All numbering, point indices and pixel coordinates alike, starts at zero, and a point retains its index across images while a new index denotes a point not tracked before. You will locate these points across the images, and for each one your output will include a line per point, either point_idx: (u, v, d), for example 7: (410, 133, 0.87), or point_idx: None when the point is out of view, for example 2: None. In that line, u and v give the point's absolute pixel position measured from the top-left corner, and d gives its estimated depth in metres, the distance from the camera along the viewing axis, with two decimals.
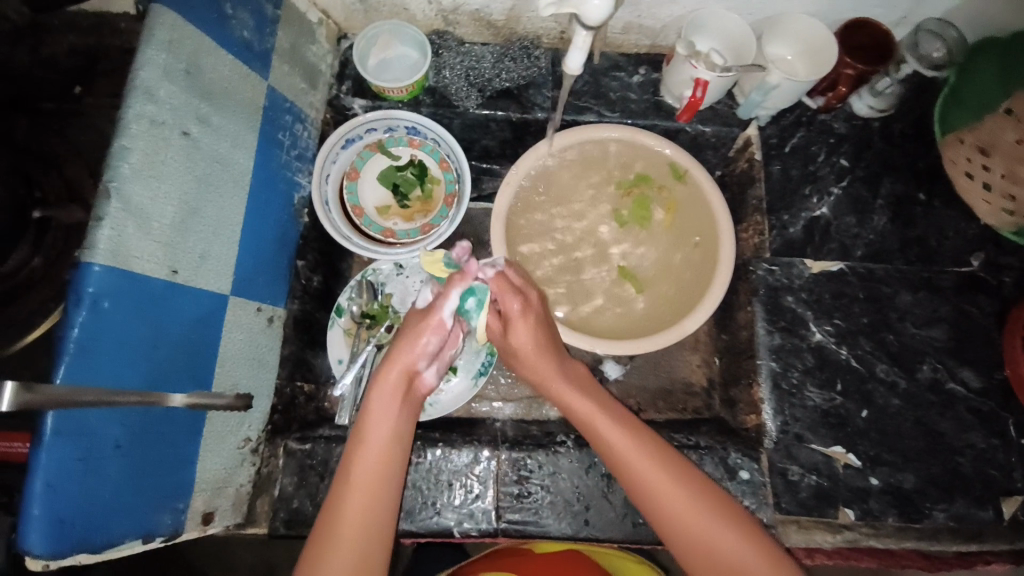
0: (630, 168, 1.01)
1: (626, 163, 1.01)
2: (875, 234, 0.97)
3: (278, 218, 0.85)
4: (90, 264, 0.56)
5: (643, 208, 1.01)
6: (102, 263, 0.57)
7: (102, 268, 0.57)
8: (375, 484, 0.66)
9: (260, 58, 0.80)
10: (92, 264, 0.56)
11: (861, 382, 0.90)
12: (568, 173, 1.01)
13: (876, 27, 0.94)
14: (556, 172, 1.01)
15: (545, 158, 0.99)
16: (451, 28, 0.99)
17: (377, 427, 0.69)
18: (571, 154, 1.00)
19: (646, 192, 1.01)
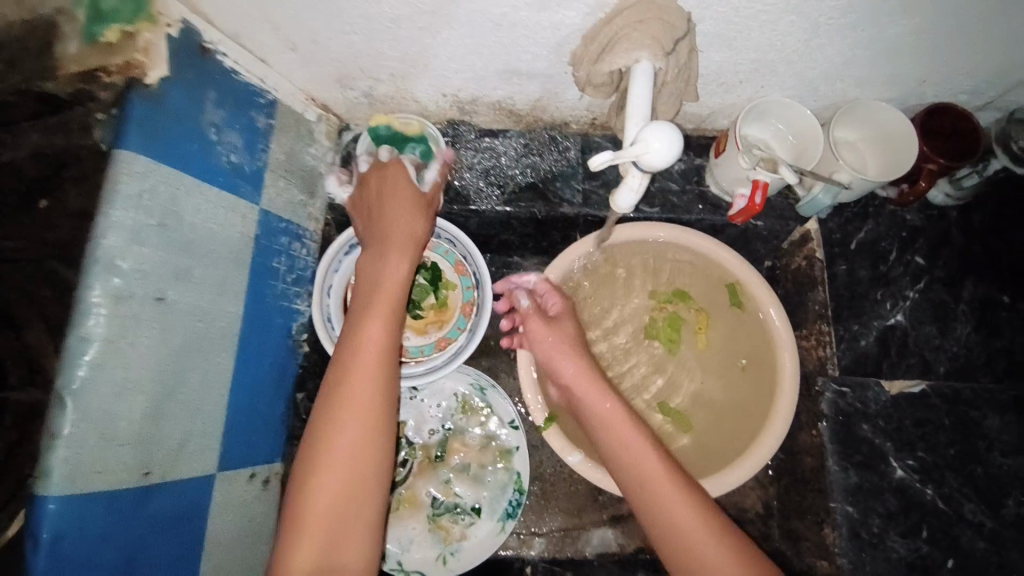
0: (668, 282, 0.92)
1: (670, 274, 0.91)
2: (959, 346, 0.85)
3: (273, 360, 0.74)
4: (46, 501, 0.47)
5: (674, 328, 0.91)
6: (58, 496, 0.48)
7: (59, 503, 0.47)
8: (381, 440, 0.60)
9: (251, 180, 0.70)
10: (47, 501, 0.47)
11: (949, 527, 0.78)
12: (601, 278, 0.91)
13: (960, 114, 0.80)
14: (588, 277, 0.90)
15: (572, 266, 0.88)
16: (467, 117, 0.86)
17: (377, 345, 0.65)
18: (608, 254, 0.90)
19: (680, 310, 0.92)
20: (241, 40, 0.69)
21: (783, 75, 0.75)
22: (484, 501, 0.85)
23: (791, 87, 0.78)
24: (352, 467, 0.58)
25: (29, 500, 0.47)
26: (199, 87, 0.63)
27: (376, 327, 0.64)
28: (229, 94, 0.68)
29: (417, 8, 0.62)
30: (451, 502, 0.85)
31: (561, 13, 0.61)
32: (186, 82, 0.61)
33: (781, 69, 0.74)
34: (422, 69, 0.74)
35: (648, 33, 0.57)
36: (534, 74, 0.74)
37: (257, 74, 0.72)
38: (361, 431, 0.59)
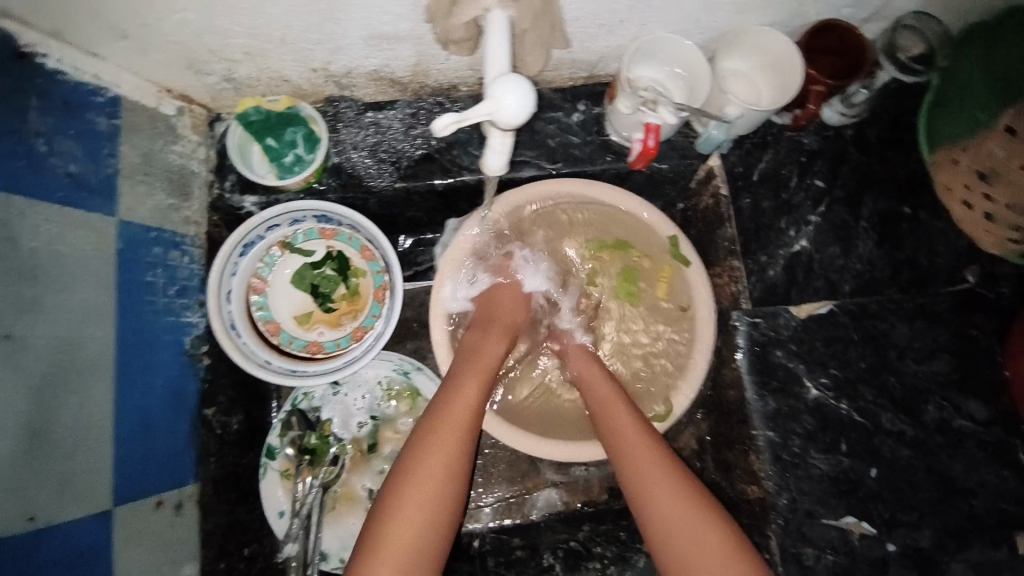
0: (604, 234, 0.90)
1: (602, 231, 0.90)
2: (862, 262, 0.87)
3: (165, 379, 0.70)
4: None
5: (629, 282, 0.90)
6: None
7: None
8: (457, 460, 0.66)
9: (101, 191, 0.64)
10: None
11: (867, 438, 0.82)
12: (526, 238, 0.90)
13: (846, 30, 0.77)
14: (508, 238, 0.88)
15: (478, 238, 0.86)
16: (347, 92, 0.79)
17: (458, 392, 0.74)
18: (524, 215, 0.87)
19: (628, 263, 0.90)
20: (65, 37, 0.61)
21: (663, 11, 0.72)
22: None
23: (673, 21, 0.75)
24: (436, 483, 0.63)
25: None
26: (17, 95, 0.57)
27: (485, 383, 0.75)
28: (56, 97, 0.61)
29: None
30: None
31: None
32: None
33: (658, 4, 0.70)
34: (278, 44, 0.68)
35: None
36: (402, 36, 0.68)
37: (88, 71, 0.64)
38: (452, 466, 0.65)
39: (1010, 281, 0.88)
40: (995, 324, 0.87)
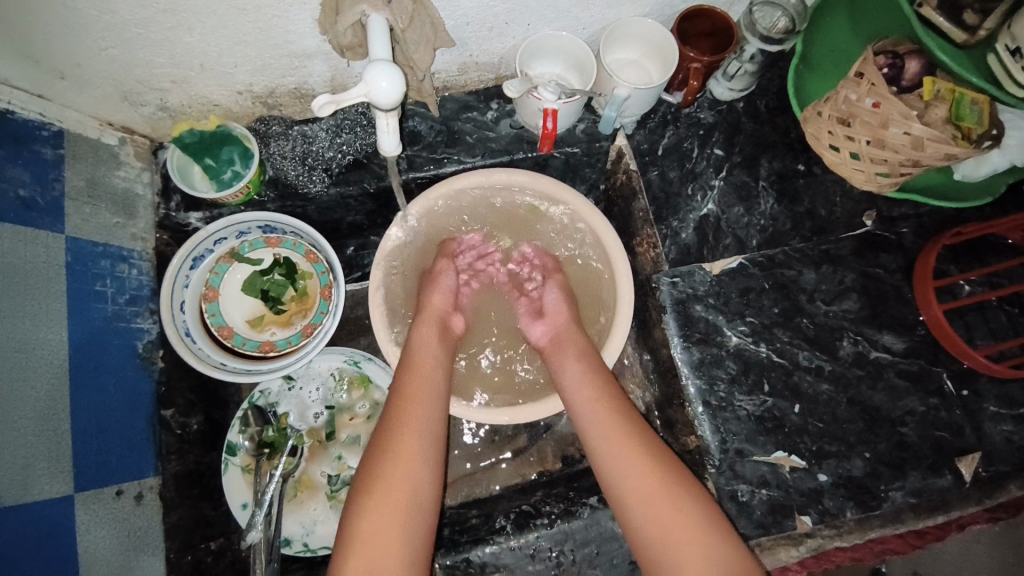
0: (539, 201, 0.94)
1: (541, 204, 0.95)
2: (766, 218, 0.94)
3: (121, 378, 0.76)
4: None
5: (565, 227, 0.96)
6: None
7: None
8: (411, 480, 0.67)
9: (47, 212, 0.71)
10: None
11: (787, 376, 0.87)
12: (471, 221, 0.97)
13: (714, 11, 0.87)
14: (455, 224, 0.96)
15: (407, 240, 0.93)
16: (275, 110, 0.88)
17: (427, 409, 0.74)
18: (465, 199, 0.94)
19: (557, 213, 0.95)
20: (10, 81, 0.69)
21: (543, 11, 0.82)
22: None
23: (554, 19, 0.85)
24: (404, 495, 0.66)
25: None
26: None
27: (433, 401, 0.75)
28: (4, 132, 0.68)
29: (155, 9, 0.65)
30: (347, 475, 0.89)
31: None
32: None
33: (534, 4, 0.80)
34: (201, 70, 0.77)
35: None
36: (310, 53, 0.77)
37: (36, 109, 0.73)
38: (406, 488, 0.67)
39: (909, 221, 0.94)
40: (899, 262, 0.93)
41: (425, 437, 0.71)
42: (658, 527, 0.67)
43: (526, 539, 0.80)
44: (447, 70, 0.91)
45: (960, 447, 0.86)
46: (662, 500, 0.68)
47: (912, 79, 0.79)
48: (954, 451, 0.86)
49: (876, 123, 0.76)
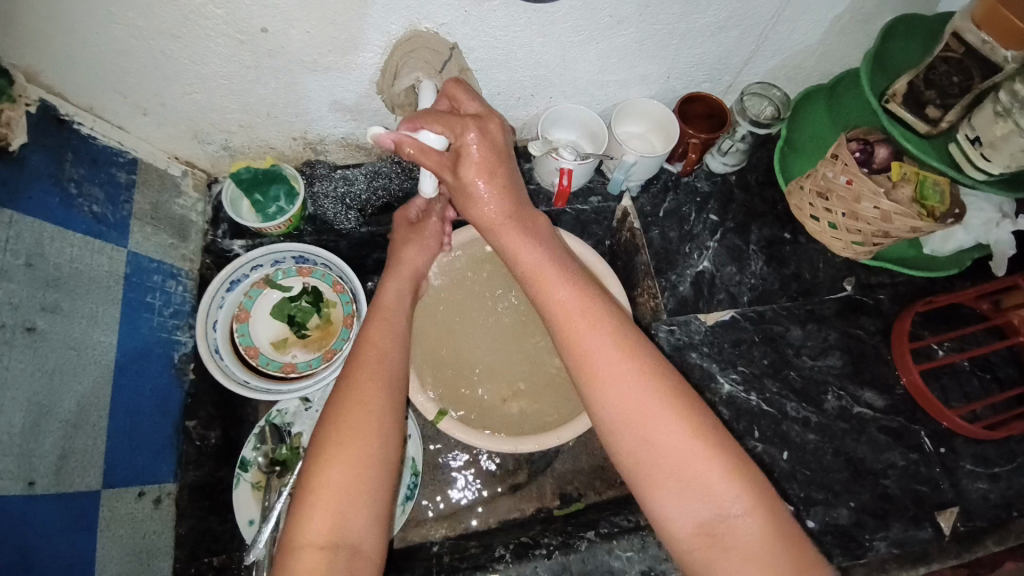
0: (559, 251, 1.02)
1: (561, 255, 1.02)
2: (756, 277, 1.04)
3: (155, 386, 0.81)
4: None
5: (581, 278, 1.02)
6: None
7: None
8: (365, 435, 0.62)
9: (116, 228, 0.79)
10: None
11: (776, 424, 0.93)
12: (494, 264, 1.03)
13: (711, 98, 1.01)
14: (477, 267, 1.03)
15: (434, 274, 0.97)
16: (322, 156, 1.00)
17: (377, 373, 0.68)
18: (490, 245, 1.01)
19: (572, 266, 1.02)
20: (96, 111, 0.79)
21: (564, 87, 0.95)
22: None
23: (573, 95, 0.98)
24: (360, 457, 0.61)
25: None
26: (56, 149, 0.73)
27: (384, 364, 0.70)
28: (86, 155, 0.77)
29: (240, 64, 0.76)
30: None
31: (362, 55, 0.77)
32: (46, 146, 0.71)
33: (557, 81, 0.93)
34: (266, 117, 0.88)
35: (421, 60, 0.77)
36: (362, 109, 0.89)
37: (115, 138, 0.82)
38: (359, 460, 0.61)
39: (886, 289, 1.04)
40: (878, 325, 1.01)
41: (382, 399, 0.66)
42: (643, 455, 0.61)
43: (524, 569, 0.81)
44: None
45: (939, 501, 0.90)
46: (656, 429, 0.60)
47: (882, 163, 0.91)
48: (934, 505, 0.90)
49: (850, 197, 0.88)
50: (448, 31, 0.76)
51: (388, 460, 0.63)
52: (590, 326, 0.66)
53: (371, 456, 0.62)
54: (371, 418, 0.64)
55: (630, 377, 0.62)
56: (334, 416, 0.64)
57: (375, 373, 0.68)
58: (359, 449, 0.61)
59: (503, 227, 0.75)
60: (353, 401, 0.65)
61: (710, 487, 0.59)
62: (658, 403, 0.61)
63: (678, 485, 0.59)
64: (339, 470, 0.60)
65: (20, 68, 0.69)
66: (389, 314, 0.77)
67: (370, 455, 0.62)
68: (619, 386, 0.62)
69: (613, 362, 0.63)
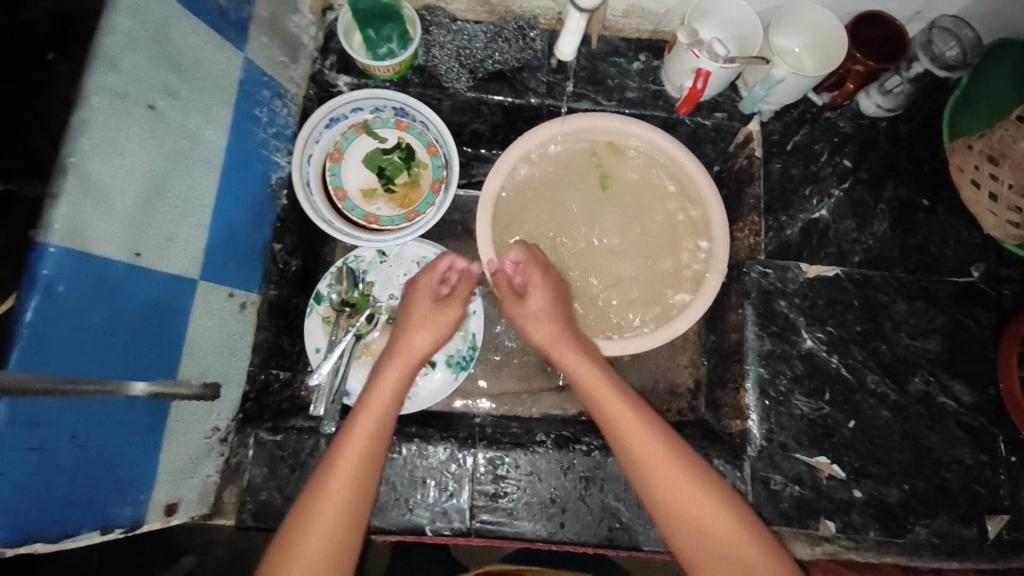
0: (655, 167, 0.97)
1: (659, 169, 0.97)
2: (875, 239, 0.94)
3: (253, 199, 0.82)
4: (47, 246, 0.52)
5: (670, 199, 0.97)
6: (59, 245, 0.53)
7: (59, 250, 0.53)
8: (344, 498, 0.67)
9: (237, 28, 0.76)
10: (48, 246, 0.52)
11: (850, 392, 0.88)
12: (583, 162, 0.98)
13: (888, 21, 0.89)
14: (568, 162, 0.98)
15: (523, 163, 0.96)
16: (443, 3, 0.93)
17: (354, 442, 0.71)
18: (585, 143, 0.97)
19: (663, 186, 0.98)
20: None
21: None
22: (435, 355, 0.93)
23: None
24: (328, 520, 0.66)
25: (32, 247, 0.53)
26: None
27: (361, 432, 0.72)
28: None
29: None
30: None
31: None
32: None
33: None
34: None
35: None
36: None
37: None
38: (330, 527, 0.66)
39: (1014, 284, 0.93)
40: (992, 320, 0.91)
41: (351, 479, 0.68)
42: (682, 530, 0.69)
43: (563, 456, 0.83)
44: (612, 10, 0.93)
45: (992, 505, 0.86)
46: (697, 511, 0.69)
47: None
48: (985, 508, 0.86)
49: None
50: None
51: (360, 507, 0.68)
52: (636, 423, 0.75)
53: (332, 522, 0.66)
54: (350, 477, 0.69)
55: (667, 461, 0.72)
56: (327, 473, 0.69)
57: (359, 437, 0.71)
58: (324, 520, 0.66)
59: (560, 344, 0.83)
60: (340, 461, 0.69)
61: (729, 543, 0.67)
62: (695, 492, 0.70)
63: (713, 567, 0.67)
64: (321, 524, 0.65)
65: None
66: (401, 364, 0.80)
67: (353, 502, 0.68)
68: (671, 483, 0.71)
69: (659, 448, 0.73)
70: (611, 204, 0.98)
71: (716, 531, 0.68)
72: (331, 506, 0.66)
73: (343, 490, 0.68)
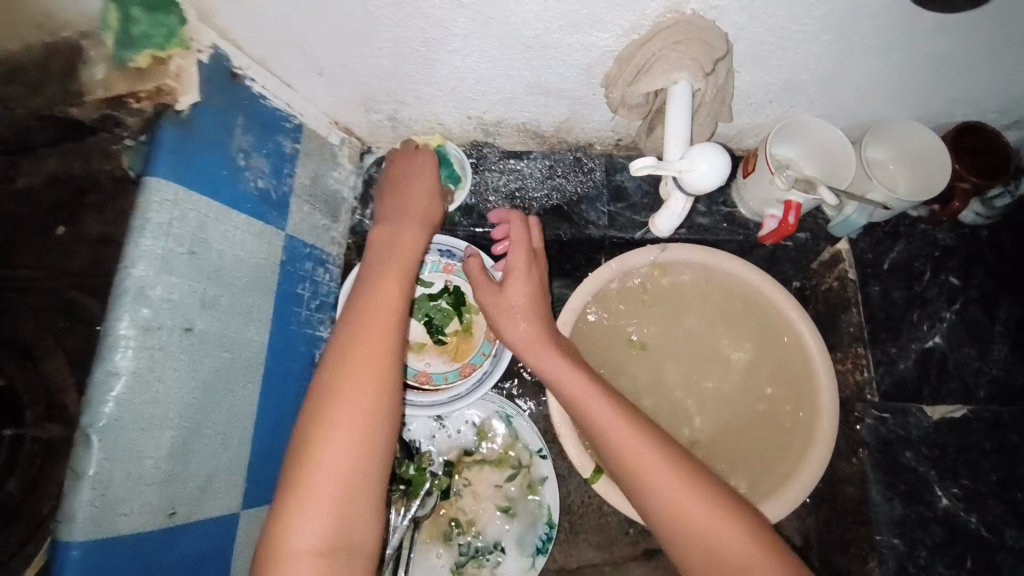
0: (732, 297, 0.85)
1: (739, 300, 0.85)
2: (1000, 368, 0.82)
3: (298, 390, 0.72)
4: (68, 548, 0.44)
5: (757, 328, 0.85)
6: (81, 542, 0.45)
7: (83, 549, 0.45)
8: (347, 484, 0.51)
9: (278, 207, 0.68)
10: (70, 547, 0.44)
11: (1000, 561, 0.75)
12: (654, 302, 0.86)
13: (993, 134, 0.79)
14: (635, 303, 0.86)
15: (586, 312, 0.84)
16: (491, 139, 0.85)
17: (345, 407, 0.52)
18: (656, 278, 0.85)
19: (750, 315, 0.85)
20: (269, 65, 0.68)
21: (812, 92, 0.74)
22: (507, 538, 0.82)
23: (819, 105, 0.77)
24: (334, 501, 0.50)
25: (53, 544, 0.45)
26: (228, 111, 0.62)
27: (361, 382, 0.54)
28: (256, 118, 0.66)
29: (446, 29, 0.62)
30: (473, 546, 0.82)
31: (594, 35, 0.62)
32: (217, 107, 0.60)
33: (814, 88, 0.73)
34: (449, 92, 0.74)
35: (687, 55, 0.59)
36: (562, 94, 0.73)
37: (283, 98, 0.71)
38: (327, 517, 0.50)
39: None
40: None
41: (346, 414, 0.52)
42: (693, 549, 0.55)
43: None
44: None
45: None
46: (702, 517, 0.55)
47: None
48: None
49: None
50: (718, 16, 0.59)
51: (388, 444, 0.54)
52: (621, 421, 0.61)
53: (333, 506, 0.50)
54: (338, 458, 0.51)
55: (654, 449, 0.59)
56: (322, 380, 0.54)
57: (368, 366, 0.54)
58: (326, 486, 0.50)
59: (539, 346, 0.68)
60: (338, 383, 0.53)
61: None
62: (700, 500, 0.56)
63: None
64: (308, 528, 0.49)
65: (191, 2, 0.58)
66: (394, 297, 0.60)
67: (352, 482, 0.51)
68: (669, 482, 0.56)
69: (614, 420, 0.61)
70: (688, 343, 0.86)
71: (735, 556, 0.53)
72: (333, 486, 0.50)
73: (337, 450, 0.51)
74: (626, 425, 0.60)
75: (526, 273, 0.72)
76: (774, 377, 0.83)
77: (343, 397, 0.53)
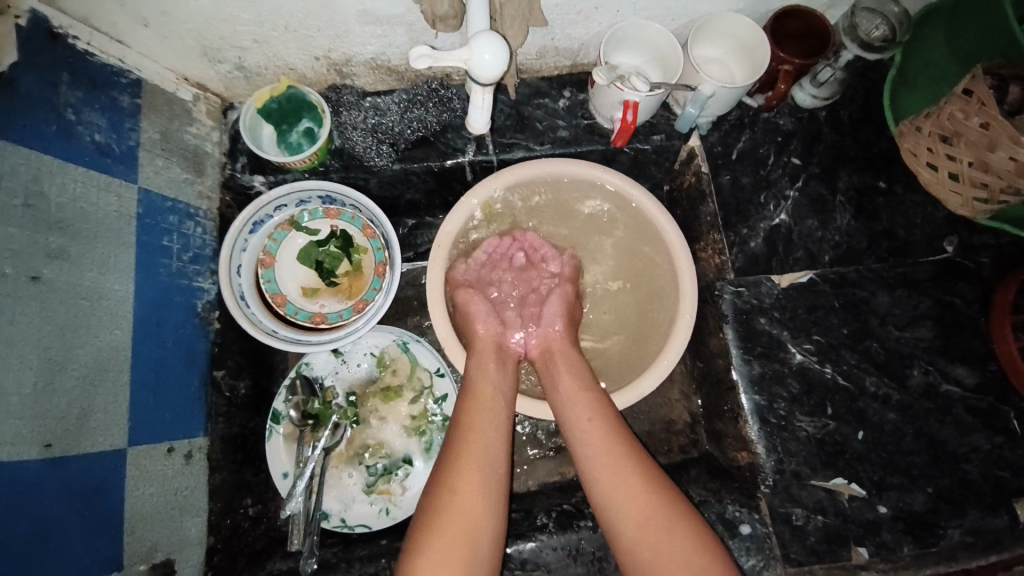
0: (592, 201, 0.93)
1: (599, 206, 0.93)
2: (841, 233, 0.90)
3: (178, 337, 0.75)
4: None
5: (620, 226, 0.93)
6: None
7: None
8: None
9: (123, 160, 0.69)
10: None
11: (851, 401, 0.84)
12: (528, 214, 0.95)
13: (808, 13, 0.84)
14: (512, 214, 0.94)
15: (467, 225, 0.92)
16: (349, 80, 0.88)
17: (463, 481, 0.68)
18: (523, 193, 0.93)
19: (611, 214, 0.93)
20: (93, 23, 0.67)
21: None
22: (415, 451, 0.88)
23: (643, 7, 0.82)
24: None
25: None
26: (49, 69, 0.63)
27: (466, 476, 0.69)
28: (85, 75, 0.67)
29: None
30: (381, 464, 0.87)
31: None
32: (37, 65, 0.61)
33: None
34: (285, 31, 0.76)
35: None
36: (394, 20, 0.76)
37: (116, 55, 0.71)
38: None
39: (989, 251, 0.89)
40: (976, 293, 0.88)
41: (476, 518, 0.66)
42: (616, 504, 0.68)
43: (569, 538, 0.78)
44: (525, 54, 0.89)
45: (1016, 489, 0.81)
46: (627, 476, 0.70)
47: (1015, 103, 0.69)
48: (1011, 492, 0.81)
49: (982, 145, 0.70)
50: None
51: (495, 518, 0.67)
52: (584, 397, 0.78)
53: None
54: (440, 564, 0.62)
55: (604, 422, 0.75)
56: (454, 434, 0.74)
57: (475, 468, 0.70)
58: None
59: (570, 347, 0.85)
60: (453, 443, 0.73)
61: (658, 521, 0.66)
62: (627, 467, 0.70)
63: (648, 526, 0.66)
64: None
65: None
66: (484, 400, 0.77)
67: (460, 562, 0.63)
68: (606, 449, 0.72)
69: (598, 457, 0.72)
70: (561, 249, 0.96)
71: (647, 503, 0.67)
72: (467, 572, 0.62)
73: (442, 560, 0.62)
74: (587, 404, 0.77)
75: (566, 289, 0.90)
76: (642, 266, 0.93)
77: (464, 466, 0.70)
